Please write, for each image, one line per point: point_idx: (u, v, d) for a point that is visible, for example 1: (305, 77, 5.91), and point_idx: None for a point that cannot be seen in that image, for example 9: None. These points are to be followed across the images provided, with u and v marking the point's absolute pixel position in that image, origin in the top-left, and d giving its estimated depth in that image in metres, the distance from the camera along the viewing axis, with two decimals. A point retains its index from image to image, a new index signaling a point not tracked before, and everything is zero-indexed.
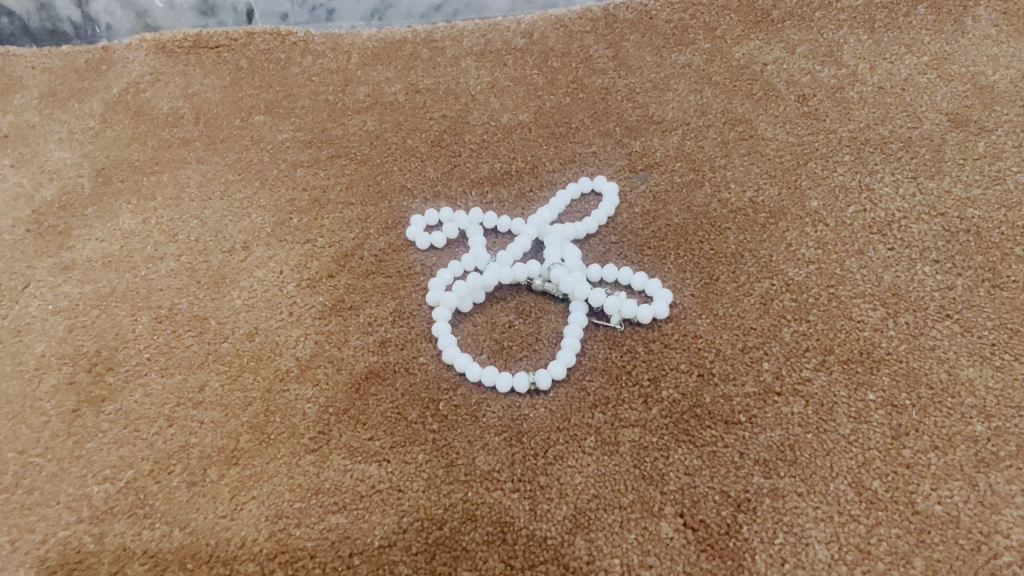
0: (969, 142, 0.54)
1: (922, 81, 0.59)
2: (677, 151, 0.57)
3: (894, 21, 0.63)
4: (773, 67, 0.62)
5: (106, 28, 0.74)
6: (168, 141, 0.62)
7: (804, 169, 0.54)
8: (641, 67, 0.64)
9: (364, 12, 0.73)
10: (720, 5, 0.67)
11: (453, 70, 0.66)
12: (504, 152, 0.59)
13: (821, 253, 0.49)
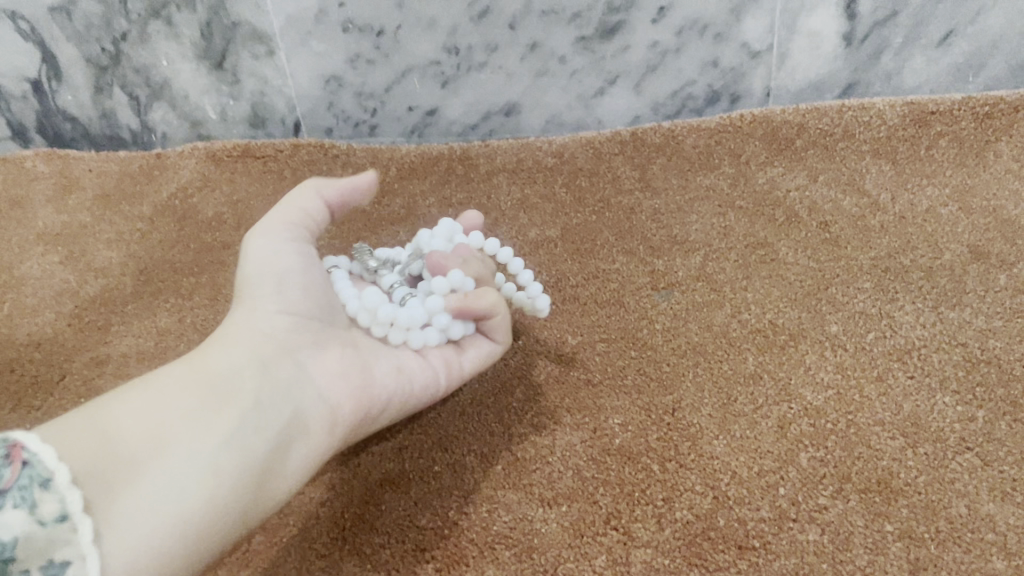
0: (990, 274, 0.54)
1: (944, 212, 0.60)
2: (699, 272, 0.58)
3: (917, 152, 0.65)
4: (796, 194, 0.63)
5: (161, 136, 0.79)
6: (210, 244, 0.65)
7: (825, 294, 0.55)
8: (666, 189, 0.66)
9: (404, 129, 0.77)
10: (746, 133, 0.69)
11: (485, 186, 0.69)
12: (530, 266, 0.61)
13: (841, 378, 0.49)
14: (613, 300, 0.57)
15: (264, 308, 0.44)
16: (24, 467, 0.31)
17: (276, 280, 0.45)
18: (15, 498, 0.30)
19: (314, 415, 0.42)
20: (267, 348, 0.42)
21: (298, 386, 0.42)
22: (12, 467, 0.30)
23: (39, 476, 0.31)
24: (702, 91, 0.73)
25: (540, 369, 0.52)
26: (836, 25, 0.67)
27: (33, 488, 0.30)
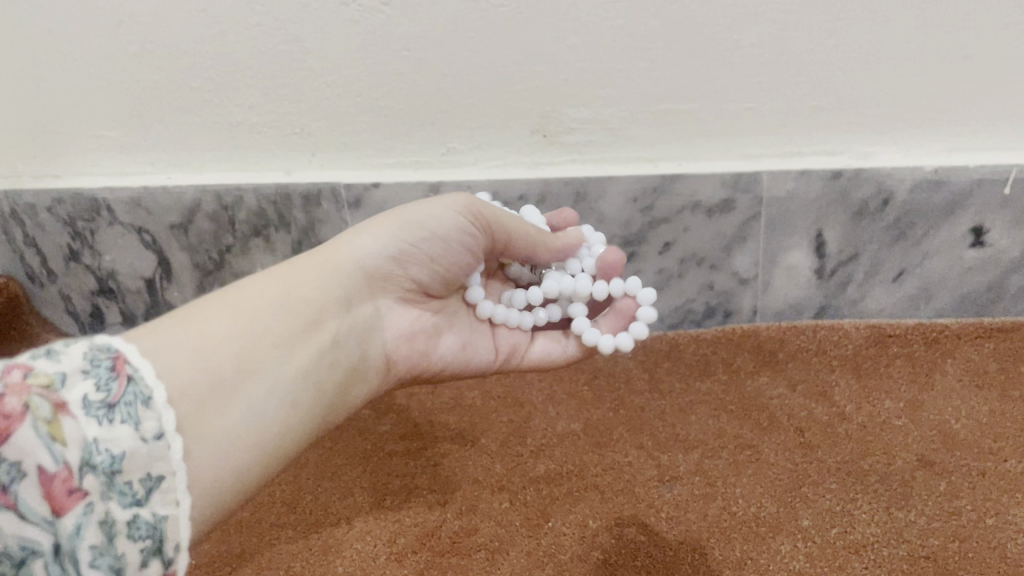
0: (932, 480, 0.67)
1: (898, 423, 0.73)
2: (697, 467, 0.71)
3: (877, 369, 0.79)
4: (777, 400, 0.77)
5: None
6: None
7: (799, 491, 0.67)
8: (671, 390, 0.80)
9: None
10: (737, 344, 0.84)
11: (519, 380, 0.83)
12: (558, 455, 0.74)
13: (810, 565, 0.61)
14: (627, 488, 0.70)
15: (350, 264, 0.55)
16: (129, 384, 0.38)
17: (373, 235, 0.56)
18: (123, 414, 0.37)
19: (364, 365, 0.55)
20: (335, 298, 0.53)
21: (357, 333, 0.55)
22: (117, 383, 0.38)
23: (142, 395, 0.39)
24: (700, 306, 0.88)
25: (567, 548, 0.64)
26: (808, 261, 0.83)
27: (133, 406, 0.38)
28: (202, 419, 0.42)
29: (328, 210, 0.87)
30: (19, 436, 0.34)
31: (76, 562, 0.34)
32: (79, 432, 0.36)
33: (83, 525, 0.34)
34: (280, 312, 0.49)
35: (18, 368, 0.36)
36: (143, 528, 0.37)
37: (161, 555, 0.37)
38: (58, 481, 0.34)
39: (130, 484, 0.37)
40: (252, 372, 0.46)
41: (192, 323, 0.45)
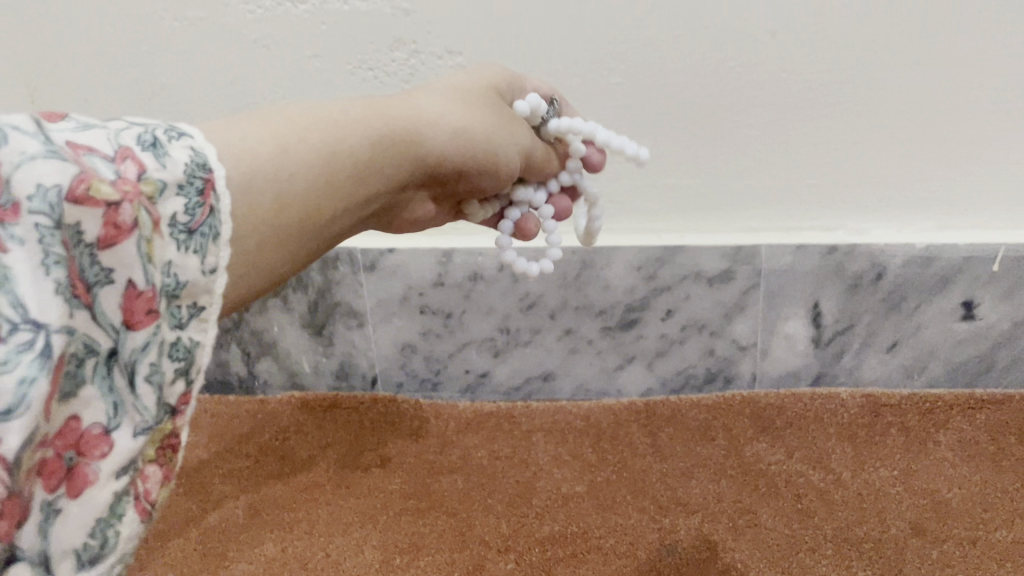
0: (925, 548, 0.69)
1: (892, 491, 0.75)
2: (697, 531, 0.73)
3: (872, 438, 0.81)
4: (775, 466, 0.80)
5: (263, 383, 0.99)
6: (305, 486, 0.82)
7: (796, 557, 0.69)
8: (672, 454, 0.83)
9: (461, 386, 0.96)
10: (737, 411, 0.87)
11: (526, 442, 0.86)
12: (563, 516, 0.76)
13: None
14: (629, 551, 0.72)
15: (424, 132, 0.52)
16: (209, 215, 0.38)
17: (445, 119, 0.53)
18: (196, 245, 0.37)
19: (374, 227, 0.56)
20: (399, 175, 0.52)
21: (388, 207, 0.55)
22: (201, 210, 0.38)
23: (215, 230, 0.38)
24: (701, 373, 0.91)
25: None
26: (805, 331, 0.86)
27: (207, 237, 0.38)
28: (251, 258, 0.42)
29: (344, 272, 0.91)
30: (123, 244, 0.33)
31: (132, 373, 0.34)
32: (162, 250, 0.36)
33: (150, 343, 0.34)
34: (348, 187, 0.47)
35: (131, 162, 0.36)
36: (180, 352, 0.37)
37: (187, 378, 0.37)
38: (142, 298, 0.34)
39: (179, 308, 0.37)
40: (310, 225, 0.46)
41: (280, 164, 0.43)
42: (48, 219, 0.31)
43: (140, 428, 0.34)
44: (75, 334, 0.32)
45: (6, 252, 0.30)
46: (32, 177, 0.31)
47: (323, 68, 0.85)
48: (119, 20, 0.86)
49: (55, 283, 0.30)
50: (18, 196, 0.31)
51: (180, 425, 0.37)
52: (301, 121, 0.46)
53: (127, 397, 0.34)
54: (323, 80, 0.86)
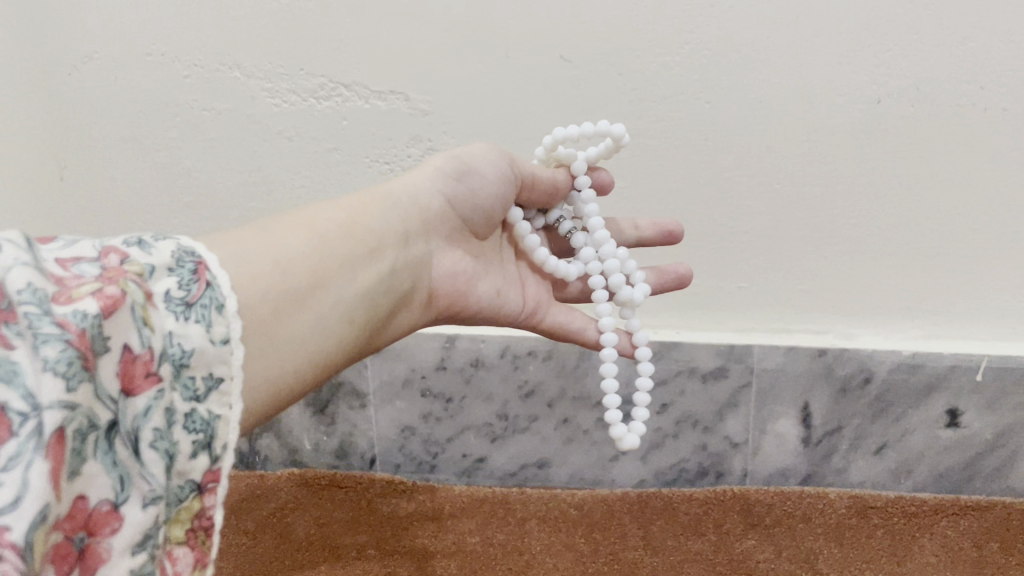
0: None
1: None
2: None
3: (859, 539, 0.83)
4: (763, 564, 0.81)
5: (263, 458, 1.01)
6: (301, 565, 0.84)
7: None
8: (663, 548, 0.84)
9: (457, 470, 0.98)
10: (727, 505, 0.88)
11: (519, 529, 0.88)
12: None
13: None
14: None
15: (407, 193, 0.62)
16: (206, 289, 0.42)
17: (422, 180, 0.63)
18: (198, 315, 0.41)
19: (413, 294, 0.62)
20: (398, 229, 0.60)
21: (412, 264, 0.61)
22: (196, 285, 0.42)
23: (217, 302, 0.42)
24: (694, 466, 0.93)
25: None
26: (796, 431, 0.89)
27: (207, 307, 0.41)
28: (287, 311, 0.48)
29: None
30: (117, 312, 0.36)
31: (137, 442, 0.36)
32: (161, 321, 0.39)
33: (152, 408, 0.37)
34: (350, 245, 0.55)
35: (114, 255, 0.40)
36: (199, 424, 0.39)
37: (209, 452, 0.39)
38: (139, 363, 0.36)
39: (193, 380, 0.39)
40: (316, 283, 0.51)
41: (271, 240, 0.50)
42: (37, 307, 0.33)
43: (148, 498, 0.36)
44: (80, 411, 0.33)
45: (9, 348, 0.32)
46: (21, 279, 0.34)
47: (343, 160, 0.90)
48: (150, 111, 0.91)
49: (53, 357, 0.32)
50: (9, 297, 0.33)
51: (209, 503, 0.39)
52: (290, 217, 0.54)
53: (132, 467, 0.36)
54: (342, 172, 0.91)
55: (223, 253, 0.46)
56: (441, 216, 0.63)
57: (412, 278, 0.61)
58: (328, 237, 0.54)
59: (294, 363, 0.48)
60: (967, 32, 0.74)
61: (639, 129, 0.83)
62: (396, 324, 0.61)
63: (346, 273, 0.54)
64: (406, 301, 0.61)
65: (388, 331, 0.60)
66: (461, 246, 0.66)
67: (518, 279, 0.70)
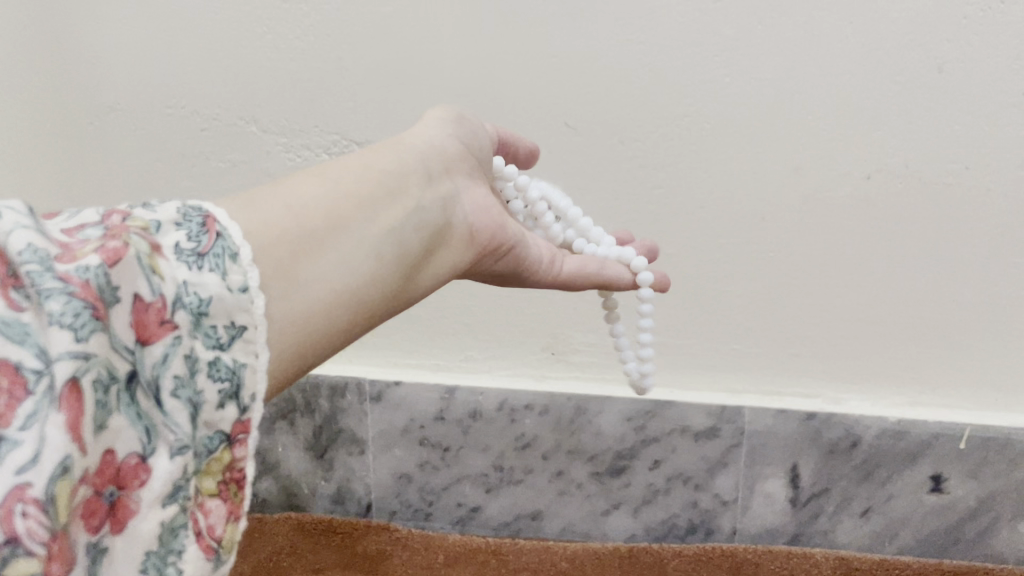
0: None
1: None
2: None
3: None
4: None
5: (261, 500, 1.03)
6: None
7: None
8: None
9: (452, 518, 1.00)
10: (716, 563, 0.90)
11: None
12: None
13: None
14: None
15: (416, 140, 0.62)
16: (218, 238, 0.40)
17: (428, 130, 0.64)
18: (212, 263, 0.39)
19: (446, 234, 0.61)
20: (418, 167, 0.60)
21: (440, 201, 0.60)
22: (207, 237, 0.40)
23: (230, 251, 0.40)
24: (684, 522, 0.95)
25: None
26: (783, 491, 0.91)
27: (221, 257, 0.39)
28: (306, 254, 0.46)
29: (351, 401, 0.97)
30: (123, 263, 0.35)
31: (158, 392, 0.35)
32: (172, 271, 0.37)
33: (169, 356, 0.35)
34: (368, 184, 0.54)
35: (116, 215, 0.39)
36: (223, 373, 0.38)
37: (236, 400, 0.38)
38: (151, 312, 0.35)
39: (215, 329, 0.38)
40: (335, 225, 0.49)
41: (278, 187, 0.49)
42: (39, 265, 0.32)
43: (175, 448, 0.35)
44: (95, 360, 0.32)
45: (19, 311, 0.30)
46: (20, 240, 0.32)
47: None
48: (167, 164, 0.95)
49: (59, 310, 0.31)
50: (11, 259, 0.32)
51: (241, 455, 0.39)
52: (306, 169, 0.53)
53: (155, 418, 0.35)
54: None
55: (231, 204, 0.45)
56: (455, 155, 0.64)
57: (443, 214, 0.61)
58: (343, 182, 0.53)
59: (325, 301, 0.47)
60: (952, 117, 0.78)
61: (640, 195, 0.86)
62: (433, 267, 0.60)
63: (369, 216, 0.52)
64: (440, 241, 0.60)
65: (427, 277, 0.59)
66: (478, 193, 0.66)
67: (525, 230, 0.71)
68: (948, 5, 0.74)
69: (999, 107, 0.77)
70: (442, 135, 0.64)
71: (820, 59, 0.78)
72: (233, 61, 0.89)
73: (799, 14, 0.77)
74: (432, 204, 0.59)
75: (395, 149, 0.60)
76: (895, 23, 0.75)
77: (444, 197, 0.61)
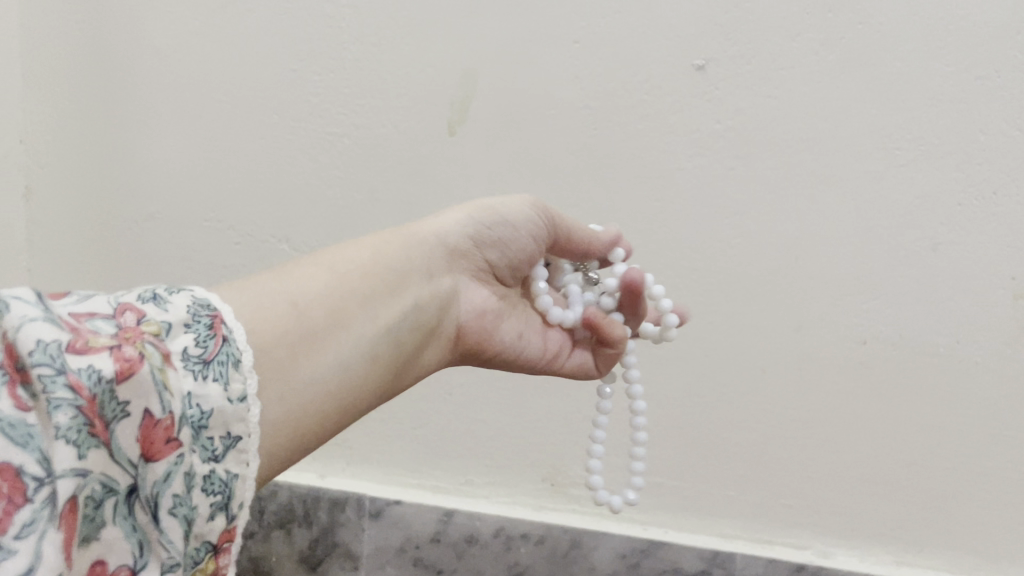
0: None
1: None
2: None
3: None
4: None
5: None
6: None
7: None
8: None
9: None
10: None
11: None
12: None
13: None
14: None
15: (434, 232, 0.65)
16: (223, 344, 0.43)
17: (448, 220, 0.66)
18: (216, 372, 0.41)
19: (442, 331, 0.64)
20: (424, 266, 0.62)
21: (437, 303, 0.63)
22: (213, 343, 0.42)
23: (234, 357, 0.43)
24: None
25: None
26: None
27: (224, 363, 0.42)
28: (304, 350, 0.49)
29: (350, 516, 0.99)
30: (134, 376, 0.36)
31: (157, 508, 0.37)
32: (179, 382, 0.39)
33: (171, 473, 0.37)
34: (374, 280, 0.57)
35: (131, 312, 0.40)
36: (216, 485, 0.40)
37: (226, 512, 0.40)
38: (159, 428, 0.37)
39: (212, 441, 0.40)
40: (333, 324, 0.53)
41: (285, 283, 0.52)
42: (50, 367, 0.33)
43: (166, 565, 0.36)
44: (92, 477, 0.34)
45: (25, 412, 0.32)
46: (31, 337, 0.34)
47: None
48: (196, 270, 0.99)
49: (66, 424, 0.32)
50: (22, 354, 0.33)
51: (223, 563, 0.40)
52: (315, 258, 0.57)
53: (150, 532, 0.36)
54: None
55: (240, 303, 0.48)
56: (472, 250, 0.66)
57: (439, 314, 0.63)
58: (347, 276, 0.56)
59: (318, 397, 0.50)
60: (947, 295, 0.83)
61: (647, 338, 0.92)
62: (425, 364, 0.63)
63: (365, 313, 0.55)
64: (435, 340, 0.63)
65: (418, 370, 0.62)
66: (486, 284, 0.68)
67: (543, 326, 0.71)
68: (943, 193, 0.81)
69: (993, 290, 0.82)
70: (465, 228, 0.65)
71: (826, 231, 0.84)
72: (273, 182, 0.94)
73: (808, 187, 0.83)
74: (432, 302, 0.62)
75: (412, 244, 0.62)
76: (895, 205, 0.82)
77: (446, 294, 0.64)
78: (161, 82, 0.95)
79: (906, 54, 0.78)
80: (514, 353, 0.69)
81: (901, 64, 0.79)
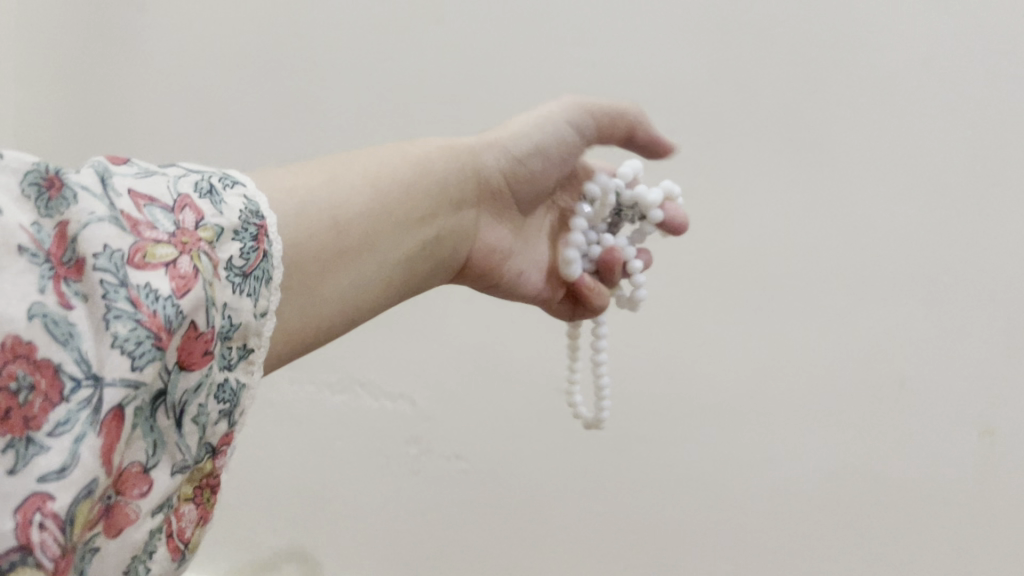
0: None
1: None
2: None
3: None
4: None
5: None
6: None
7: None
8: None
9: None
10: None
11: None
12: None
13: None
14: None
15: (467, 156, 0.63)
16: (263, 258, 0.42)
17: (485, 148, 0.64)
18: (251, 288, 0.40)
19: (452, 258, 0.62)
20: (450, 186, 0.61)
21: (456, 229, 0.62)
22: (255, 254, 0.41)
23: (267, 273, 0.42)
24: None
25: None
26: None
27: (260, 279, 0.41)
28: (332, 268, 0.49)
29: None
30: (190, 293, 0.36)
31: (181, 414, 0.37)
32: (221, 294, 0.38)
33: (202, 384, 0.37)
34: (411, 198, 0.57)
35: (189, 211, 0.39)
36: (227, 394, 0.39)
37: (229, 419, 0.40)
38: (200, 341, 0.36)
39: (230, 351, 0.39)
40: (366, 244, 0.53)
41: (330, 188, 0.51)
42: (114, 279, 0.33)
43: (177, 466, 0.37)
44: (143, 390, 0.33)
45: (71, 308, 0.32)
46: (99, 242, 0.34)
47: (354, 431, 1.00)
48: None
49: (124, 334, 0.32)
50: (86, 255, 0.33)
51: (219, 464, 0.40)
52: (354, 161, 0.55)
53: (168, 434, 0.36)
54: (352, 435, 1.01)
55: (288, 205, 0.47)
56: (502, 183, 0.64)
57: (456, 245, 0.62)
58: (383, 184, 0.55)
59: (336, 314, 0.50)
60: (932, 405, 0.82)
61: (630, 421, 0.92)
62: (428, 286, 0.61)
63: (397, 234, 0.55)
64: (445, 264, 0.62)
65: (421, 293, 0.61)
66: (507, 220, 0.66)
67: (549, 265, 0.69)
68: (924, 304, 0.81)
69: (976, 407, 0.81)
70: (499, 160, 0.64)
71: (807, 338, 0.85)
72: None
73: (793, 263, 0.84)
74: (450, 222, 0.61)
75: (444, 162, 0.61)
76: (877, 314, 0.82)
77: (466, 220, 0.63)
78: (165, 160, 1.00)
79: (896, 144, 0.79)
80: (518, 290, 0.68)
81: (886, 155, 0.80)
